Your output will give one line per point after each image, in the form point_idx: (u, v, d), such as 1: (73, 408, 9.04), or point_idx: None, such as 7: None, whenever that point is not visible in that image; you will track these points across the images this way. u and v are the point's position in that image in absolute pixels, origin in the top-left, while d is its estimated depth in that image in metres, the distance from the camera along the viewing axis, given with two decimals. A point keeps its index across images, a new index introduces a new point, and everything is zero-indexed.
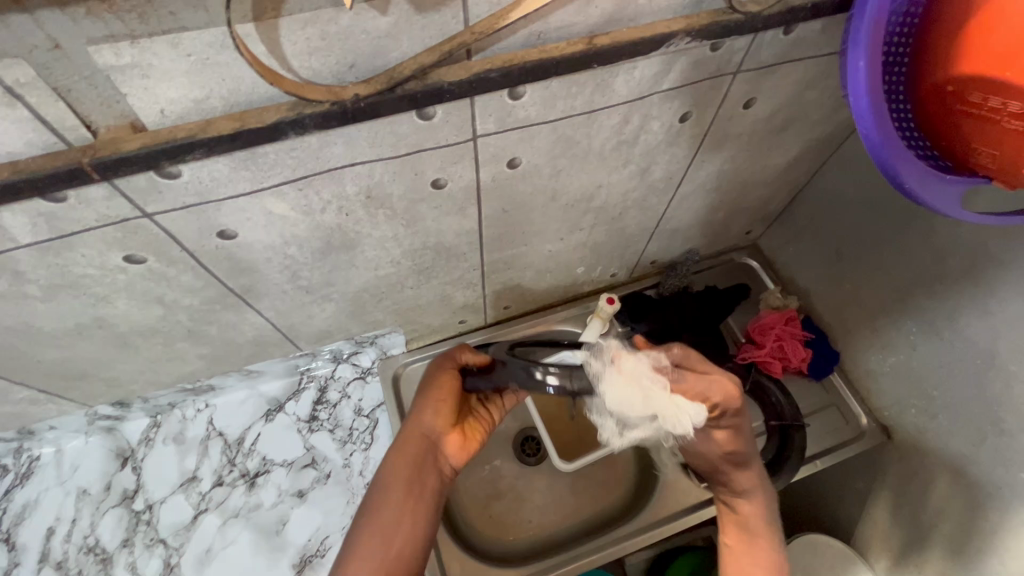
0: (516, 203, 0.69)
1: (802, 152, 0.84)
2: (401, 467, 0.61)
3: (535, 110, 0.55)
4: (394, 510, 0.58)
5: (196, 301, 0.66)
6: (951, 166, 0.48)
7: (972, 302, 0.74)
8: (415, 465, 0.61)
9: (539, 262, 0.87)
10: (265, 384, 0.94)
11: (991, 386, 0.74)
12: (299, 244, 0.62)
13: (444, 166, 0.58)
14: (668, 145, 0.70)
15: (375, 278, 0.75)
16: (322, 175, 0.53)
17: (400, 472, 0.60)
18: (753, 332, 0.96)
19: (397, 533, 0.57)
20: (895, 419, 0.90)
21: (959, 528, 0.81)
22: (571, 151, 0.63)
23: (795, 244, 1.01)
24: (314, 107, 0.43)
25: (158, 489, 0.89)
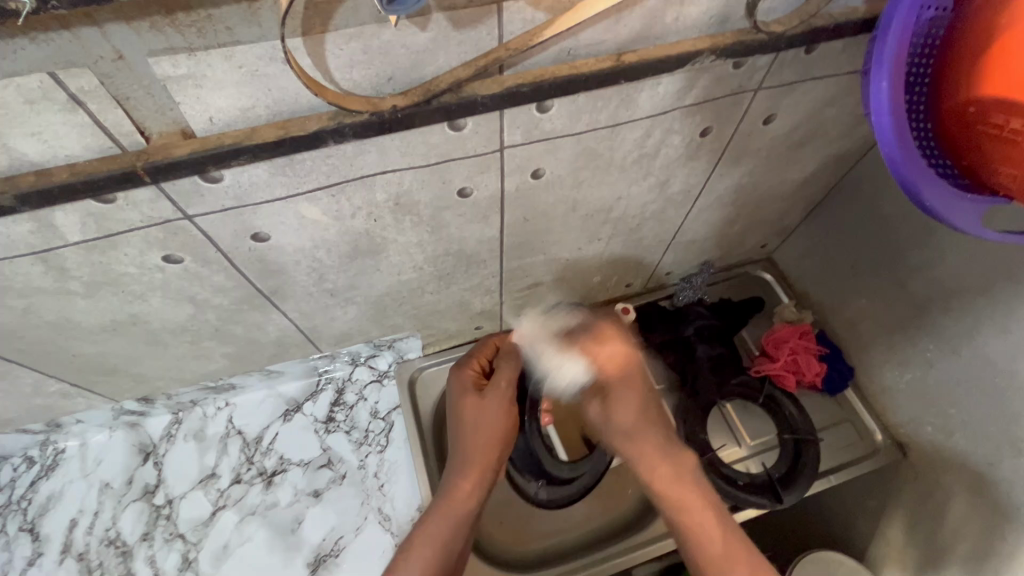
0: (538, 212, 0.71)
1: (820, 167, 0.85)
2: (463, 494, 0.69)
3: (561, 123, 0.57)
4: (454, 533, 0.67)
5: (226, 301, 0.68)
6: (970, 184, 0.49)
7: (989, 320, 0.74)
8: (479, 492, 0.70)
9: (556, 271, 0.88)
10: (284, 384, 0.97)
11: (1010, 405, 0.74)
12: (328, 248, 0.64)
13: (472, 175, 0.60)
14: (688, 159, 0.71)
15: (398, 283, 0.77)
16: (356, 182, 0.55)
17: (464, 491, 0.69)
18: (767, 345, 0.96)
19: (453, 555, 0.66)
20: (911, 436, 0.89)
21: (976, 548, 0.81)
22: (594, 163, 0.65)
23: (809, 259, 1.02)
24: (353, 117, 0.45)
25: (178, 485, 0.91)
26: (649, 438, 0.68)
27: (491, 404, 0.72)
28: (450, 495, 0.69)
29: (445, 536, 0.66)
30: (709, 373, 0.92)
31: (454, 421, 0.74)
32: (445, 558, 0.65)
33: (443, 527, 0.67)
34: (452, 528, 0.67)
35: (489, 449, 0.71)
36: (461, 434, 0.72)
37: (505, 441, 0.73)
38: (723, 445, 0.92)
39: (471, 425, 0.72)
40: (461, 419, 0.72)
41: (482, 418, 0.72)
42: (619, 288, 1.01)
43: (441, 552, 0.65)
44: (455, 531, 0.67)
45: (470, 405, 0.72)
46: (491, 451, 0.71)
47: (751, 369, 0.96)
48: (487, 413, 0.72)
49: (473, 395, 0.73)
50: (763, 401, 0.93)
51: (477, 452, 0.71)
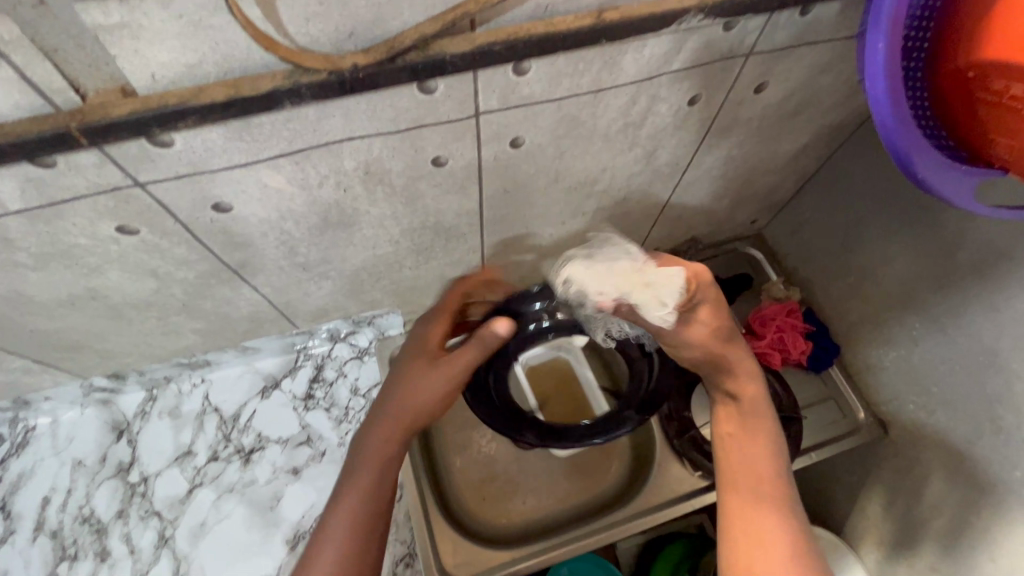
0: (518, 184, 0.68)
1: (811, 140, 0.83)
2: (381, 462, 0.56)
3: (540, 88, 0.54)
4: (366, 514, 0.54)
5: (191, 275, 0.65)
6: (965, 157, 0.46)
7: (976, 301, 0.74)
8: (392, 456, 0.57)
9: (540, 245, 0.86)
10: (261, 360, 0.95)
11: (992, 384, 0.74)
12: (296, 220, 0.61)
13: (446, 142, 0.57)
14: (675, 129, 0.68)
15: (374, 257, 0.74)
16: (322, 149, 0.52)
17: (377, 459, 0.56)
18: (753, 323, 0.97)
19: (364, 543, 0.53)
20: (893, 414, 0.90)
21: (952, 524, 0.82)
22: (576, 132, 0.62)
23: (799, 235, 1.01)
24: (311, 77, 0.42)
25: (153, 462, 0.89)
26: (749, 367, 0.61)
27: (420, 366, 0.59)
28: (355, 467, 0.56)
29: (353, 522, 0.53)
30: None
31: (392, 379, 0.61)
32: (359, 533, 0.53)
33: (355, 500, 0.54)
34: (362, 511, 0.54)
35: (406, 411, 0.58)
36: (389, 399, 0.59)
37: (426, 405, 0.58)
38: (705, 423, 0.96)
39: (406, 385, 0.59)
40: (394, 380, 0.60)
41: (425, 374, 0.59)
42: None
43: (350, 527, 0.53)
44: (364, 514, 0.54)
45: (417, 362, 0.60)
46: (403, 413, 0.58)
47: None
48: (429, 376, 0.58)
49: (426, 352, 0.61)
50: None
51: (394, 413, 0.58)
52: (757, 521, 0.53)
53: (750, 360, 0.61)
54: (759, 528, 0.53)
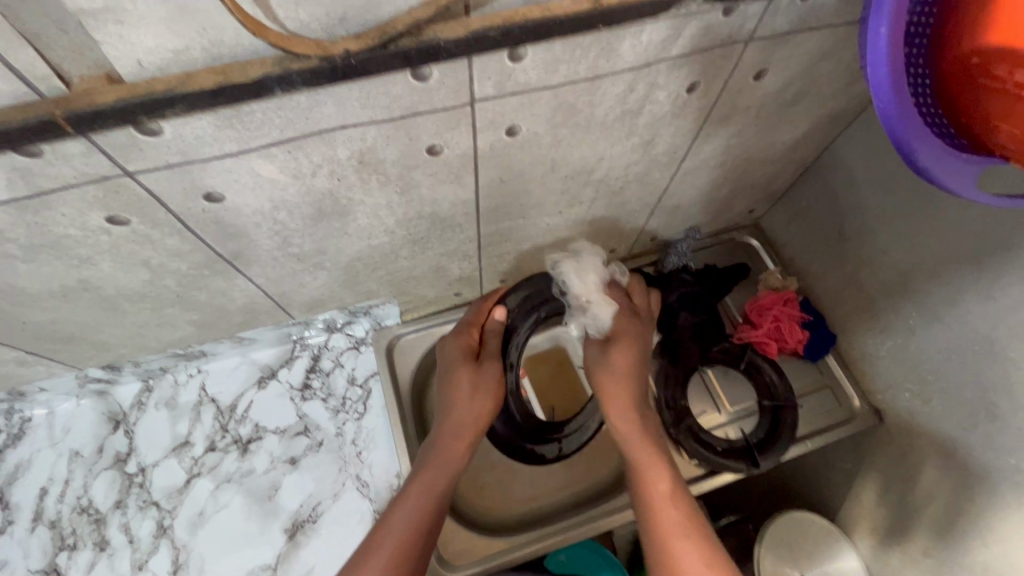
0: (514, 173, 0.67)
1: (811, 129, 0.82)
2: (452, 454, 0.73)
3: (536, 74, 0.53)
4: (433, 500, 0.69)
5: (184, 266, 0.64)
6: (966, 145, 0.46)
7: (972, 289, 0.74)
8: (454, 458, 0.73)
9: (537, 234, 0.86)
10: (258, 351, 0.95)
11: (988, 373, 0.75)
12: (289, 210, 0.60)
13: (440, 131, 0.56)
14: (673, 117, 0.68)
15: (369, 247, 0.74)
16: (315, 138, 0.51)
17: (442, 459, 0.73)
18: (751, 312, 0.99)
19: (433, 516, 0.69)
20: (888, 402, 0.92)
21: (946, 510, 0.83)
22: (573, 120, 0.61)
23: (796, 225, 1.01)
24: (302, 63, 0.41)
25: (151, 453, 0.89)
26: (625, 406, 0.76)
27: (479, 377, 0.78)
28: (422, 465, 0.72)
29: (425, 500, 0.69)
30: (691, 341, 0.96)
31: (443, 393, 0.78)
32: (420, 522, 0.67)
33: (418, 494, 0.69)
34: (435, 492, 0.70)
35: (465, 418, 0.76)
36: (449, 407, 0.76)
37: (479, 412, 0.77)
38: (703, 411, 0.96)
39: (461, 394, 0.77)
40: (447, 393, 0.78)
41: (475, 380, 0.78)
42: (601, 253, 1.02)
43: (413, 517, 0.68)
44: (435, 494, 0.70)
45: (464, 373, 0.78)
46: (461, 418, 0.76)
47: (734, 336, 0.99)
48: (482, 386, 0.77)
49: (467, 365, 0.79)
50: (744, 368, 0.97)
51: (457, 420, 0.75)
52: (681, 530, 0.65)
53: (624, 397, 0.76)
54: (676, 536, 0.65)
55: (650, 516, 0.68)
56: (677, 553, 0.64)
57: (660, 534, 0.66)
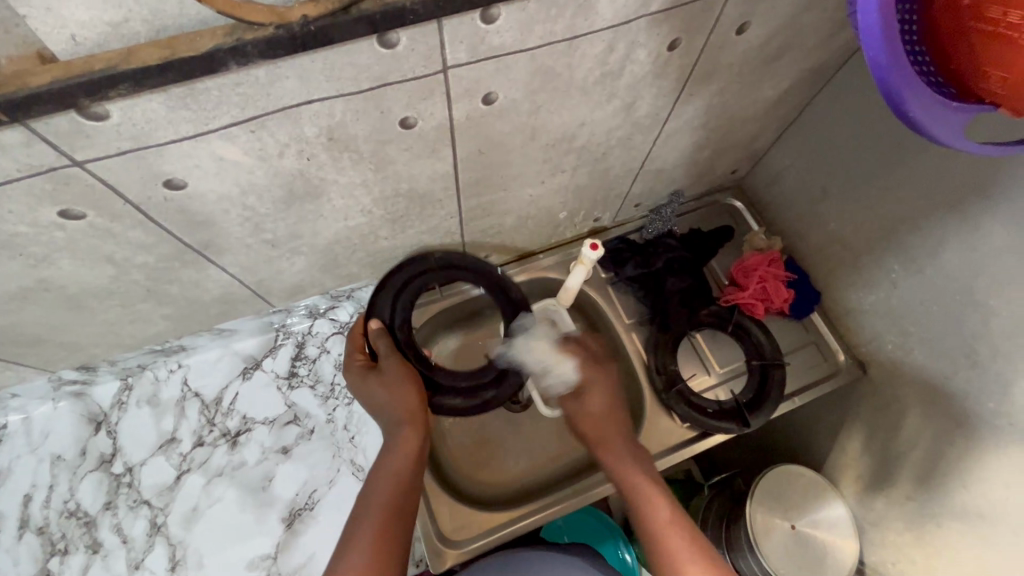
0: (493, 144, 0.65)
1: (793, 84, 0.80)
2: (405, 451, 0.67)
3: (511, 37, 0.50)
4: (398, 494, 0.65)
5: (151, 259, 0.61)
6: (953, 92, 0.44)
7: (955, 238, 0.74)
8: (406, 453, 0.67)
9: (520, 206, 0.84)
10: (240, 342, 0.92)
11: (969, 322, 0.76)
12: (259, 194, 0.57)
13: (413, 103, 0.53)
14: (655, 77, 0.65)
15: (347, 228, 0.71)
16: (279, 115, 0.48)
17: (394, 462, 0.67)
18: (737, 274, 1.00)
19: (398, 533, 0.62)
20: (872, 354, 0.94)
21: (928, 456, 0.86)
22: (551, 85, 0.58)
23: (779, 184, 1.01)
24: (256, 33, 0.38)
25: (136, 452, 0.87)
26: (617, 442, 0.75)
27: (390, 378, 0.70)
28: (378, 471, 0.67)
29: (385, 511, 0.63)
30: (679, 305, 0.97)
31: (366, 406, 0.73)
32: (388, 524, 0.62)
33: (384, 499, 0.64)
34: (389, 509, 0.63)
35: (400, 408, 0.69)
36: (378, 418, 0.71)
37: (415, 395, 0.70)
38: (693, 374, 0.98)
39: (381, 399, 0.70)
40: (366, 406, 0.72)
41: (372, 386, 0.71)
42: (586, 222, 1.01)
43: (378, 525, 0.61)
44: (395, 498, 0.64)
45: (374, 382, 0.71)
46: (398, 405, 0.69)
47: (721, 298, 1.00)
48: (392, 388, 0.70)
49: (364, 371, 0.72)
50: (731, 330, 0.97)
51: (396, 415, 0.69)
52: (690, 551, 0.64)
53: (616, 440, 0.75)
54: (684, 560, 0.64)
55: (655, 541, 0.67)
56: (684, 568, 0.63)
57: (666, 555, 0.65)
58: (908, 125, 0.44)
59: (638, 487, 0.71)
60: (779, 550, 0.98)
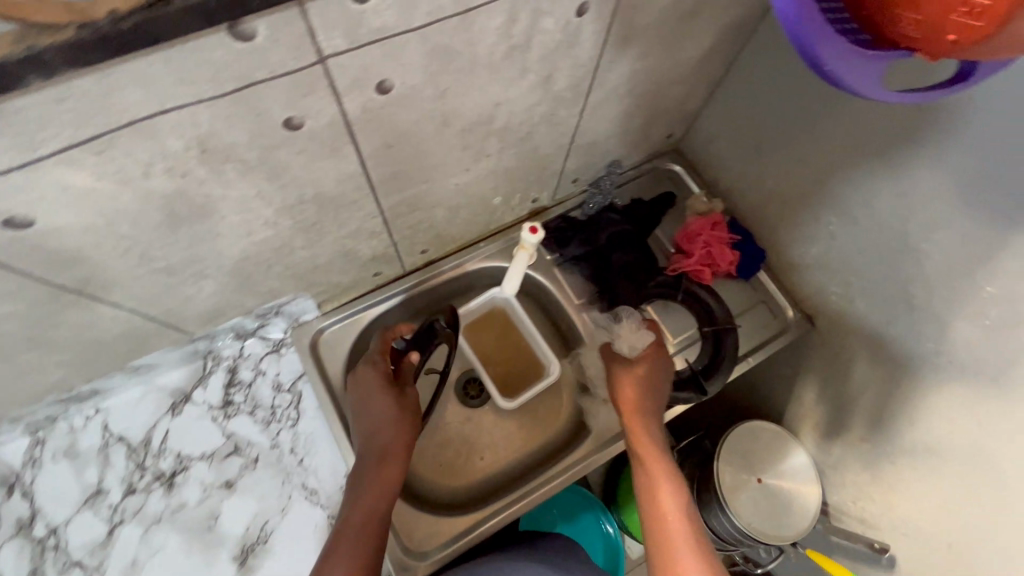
0: (401, 135, 0.59)
1: (715, 41, 0.78)
2: (390, 472, 0.73)
3: (393, 16, 0.44)
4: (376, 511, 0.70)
5: (22, 304, 0.54)
6: (870, 40, 0.41)
7: (887, 186, 0.74)
8: (389, 479, 0.73)
9: (448, 197, 0.79)
10: (163, 376, 0.85)
11: (904, 267, 0.77)
12: (132, 221, 0.50)
13: (293, 100, 0.46)
14: (569, 47, 0.61)
15: (254, 244, 0.64)
16: (125, 130, 0.41)
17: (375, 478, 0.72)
18: (681, 241, 0.98)
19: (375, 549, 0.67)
20: (817, 306, 0.95)
21: (878, 400, 0.88)
22: (453, 65, 0.53)
23: (714, 146, 0.99)
24: (55, 36, 0.32)
25: (60, 510, 0.79)
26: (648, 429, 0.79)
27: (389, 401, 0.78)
28: (364, 486, 0.72)
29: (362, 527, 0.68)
30: (626, 279, 0.94)
31: (364, 421, 0.78)
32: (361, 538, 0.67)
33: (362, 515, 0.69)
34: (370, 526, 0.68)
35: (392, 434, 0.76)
36: (374, 435, 0.76)
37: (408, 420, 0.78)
38: None
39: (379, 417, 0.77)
40: (363, 419, 0.78)
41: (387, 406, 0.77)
42: (524, 205, 0.97)
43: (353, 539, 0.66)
44: (372, 516, 0.69)
45: (382, 401, 0.78)
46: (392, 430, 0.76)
47: (668, 268, 0.98)
48: (400, 417, 0.77)
49: (383, 389, 0.79)
50: (682, 297, 0.97)
51: (387, 442, 0.76)
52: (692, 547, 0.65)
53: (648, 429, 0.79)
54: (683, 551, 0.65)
55: (658, 528, 0.68)
56: (681, 560, 0.64)
57: (666, 543, 0.66)
58: (825, 77, 0.42)
59: (655, 473, 0.74)
60: (749, 505, 1.00)
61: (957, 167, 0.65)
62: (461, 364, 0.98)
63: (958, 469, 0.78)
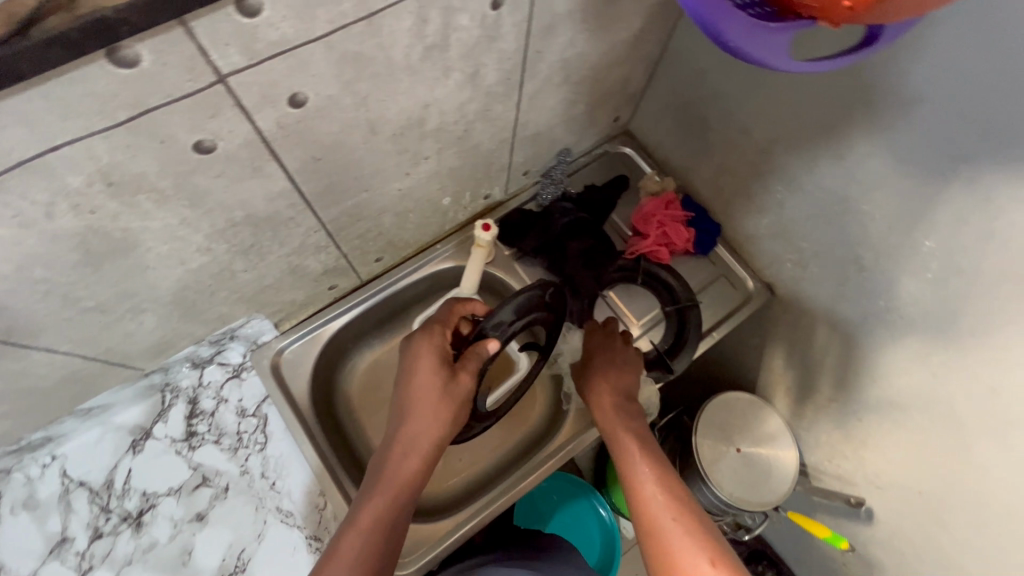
0: (328, 147, 0.58)
1: (645, 21, 0.77)
2: (407, 469, 0.68)
3: (291, 28, 0.42)
4: (392, 511, 0.65)
5: None
6: (775, 12, 0.41)
7: (826, 150, 0.75)
8: (408, 475, 0.68)
9: (393, 204, 0.78)
10: (121, 414, 0.82)
11: (849, 229, 0.78)
12: (46, 263, 0.48)
13: (199, 123, 0.45)
14: (491, 41, 0.60)
15: (190, 272, 0.63)
16: (16, 172, 0.39)
17: (392, 475, 0.67)
18: (638, 223, 0.98)
19: (377, 554, 0.63)
20: (775, 275, 0.96)
21: (839, 360, 0.90)
22: (369, 71, 0.52)
23: (661, 125, 0.99)
24: None
25: (22, 564, 0.76)
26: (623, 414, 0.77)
27: (433, 390, 0.70)
28: (370, 483, 0.68)
29: (370, 525, 0.64)
30: (584, 267, 0.93)
31: (401, 407, 0.71)
32: (370, 537, 0.63)
33: (372, 512, 0.65)
34: (379, 525, 0.64)
35: (429, 426, 0.69)
36: (409, 421, 0.70)
37: (444, 413, 0.70)
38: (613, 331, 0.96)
39: (415, 407, 0.70)
40: (406, 397, 0.71)
41: (428, 387, 0.69)
42: (477, 202, 0.96)
43: (361, 540, 0.63)
44: (382, 512, 0.65)
45: (427, 387, 0.70)
46: (425, 424, 0.69)
47: (626, 251, 0.98)
48: (440, 406, 0.69)
49: (434, 369, 0.70)
50: (642, 279, 0.97)
51: (402, 435, 0.69)
52: (681, 521, 0.60)
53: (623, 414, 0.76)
54: (671, 526, 0.60)
55: (642, 507, 0.64)
56: (670, 534, 0.59)
57: (652, 521, 0.61)
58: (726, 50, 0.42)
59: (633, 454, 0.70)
60: (729, 474, 1.02)
61: (889, 126, 0.65)
62: None
63: (918, 420, 0.80)
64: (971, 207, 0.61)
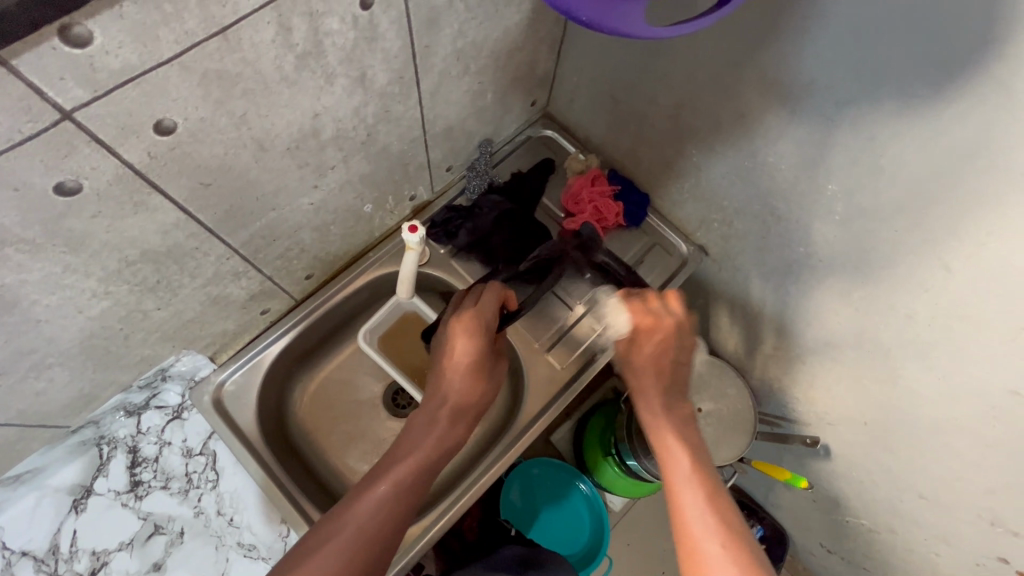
0: (215, 170, 0.56)
1: (535, 3, 0.77)
2: (450, 431, 0.74)
3: (132, 53, 0.41)
4: (430, 469, 0.71)
5: None
6: None
7: (726, 109, 0.76)
8: (450, 434, 0.74)
9: (309, 218, 0.76)
10: (55, 476, 0.78)
11: (760, 183, 0.80)
12: None
13: (53, 165, 0.43)
14: (371, 41, 0.58)
15: (93, 319, 0.60)
16: None
17: (437, 432, 0.73)
18: (569, 203, 0.99)
19: (413, 495, 0.67)
20: (705, 237, 0.98)
21: (776, 310, 0.93)
22: (239, 87, 0.50)
23: (577, 103, 0.99)
24: None
25: None
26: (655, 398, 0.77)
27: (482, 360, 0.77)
28: (411, 440, 0.72)
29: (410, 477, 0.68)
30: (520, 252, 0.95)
31: (449, 369, 0.77)
32: (408, 487, 0.67)
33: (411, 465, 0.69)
34: (418, 471, 0.69)
35: (473, 392, 0.76)
36: (454, 381, 0.76)
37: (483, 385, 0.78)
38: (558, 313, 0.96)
39: (463, 372, 0.76)
40: (450, 360, 0.77)
41: (476, 364, 0.77)
42: (403, 205, 0.94)
43: (399, 488, 0.67)
44: (421, 467, 0.69)
45: (474, 358, 0.77)
46: (469, 386, 0.76)
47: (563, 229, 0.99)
48: (481, 377, 0.77)
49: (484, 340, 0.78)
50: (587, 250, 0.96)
51: (450, 400, 0.75)
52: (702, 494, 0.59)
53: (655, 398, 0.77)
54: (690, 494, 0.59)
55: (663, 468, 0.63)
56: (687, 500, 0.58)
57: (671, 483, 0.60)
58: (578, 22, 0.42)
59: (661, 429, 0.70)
60: None
61: (776, 78, 0.67)
62: (383, 377, 0.97)
63: (852, 356, 0.83)
64: (859, 147, 0.64)
